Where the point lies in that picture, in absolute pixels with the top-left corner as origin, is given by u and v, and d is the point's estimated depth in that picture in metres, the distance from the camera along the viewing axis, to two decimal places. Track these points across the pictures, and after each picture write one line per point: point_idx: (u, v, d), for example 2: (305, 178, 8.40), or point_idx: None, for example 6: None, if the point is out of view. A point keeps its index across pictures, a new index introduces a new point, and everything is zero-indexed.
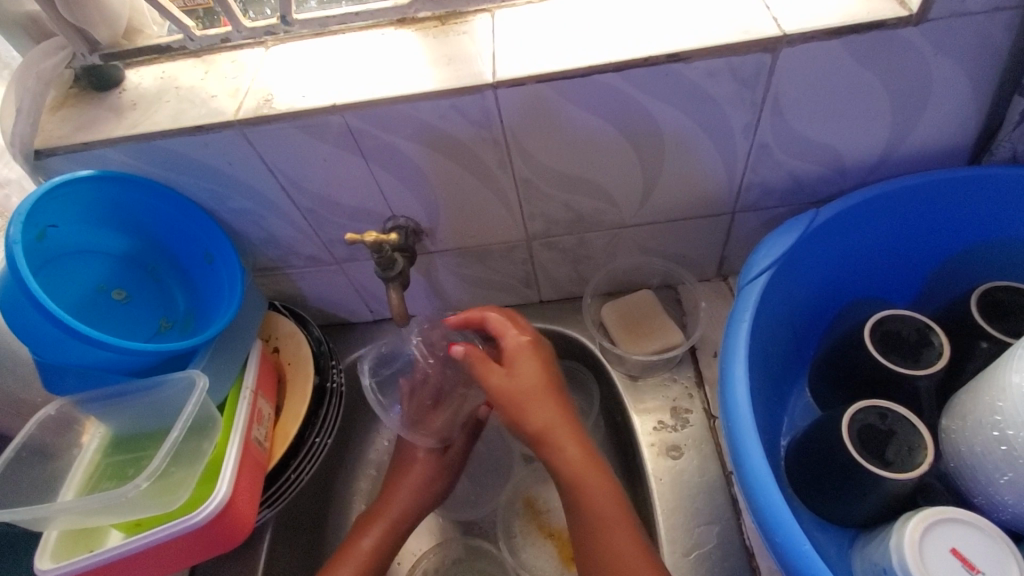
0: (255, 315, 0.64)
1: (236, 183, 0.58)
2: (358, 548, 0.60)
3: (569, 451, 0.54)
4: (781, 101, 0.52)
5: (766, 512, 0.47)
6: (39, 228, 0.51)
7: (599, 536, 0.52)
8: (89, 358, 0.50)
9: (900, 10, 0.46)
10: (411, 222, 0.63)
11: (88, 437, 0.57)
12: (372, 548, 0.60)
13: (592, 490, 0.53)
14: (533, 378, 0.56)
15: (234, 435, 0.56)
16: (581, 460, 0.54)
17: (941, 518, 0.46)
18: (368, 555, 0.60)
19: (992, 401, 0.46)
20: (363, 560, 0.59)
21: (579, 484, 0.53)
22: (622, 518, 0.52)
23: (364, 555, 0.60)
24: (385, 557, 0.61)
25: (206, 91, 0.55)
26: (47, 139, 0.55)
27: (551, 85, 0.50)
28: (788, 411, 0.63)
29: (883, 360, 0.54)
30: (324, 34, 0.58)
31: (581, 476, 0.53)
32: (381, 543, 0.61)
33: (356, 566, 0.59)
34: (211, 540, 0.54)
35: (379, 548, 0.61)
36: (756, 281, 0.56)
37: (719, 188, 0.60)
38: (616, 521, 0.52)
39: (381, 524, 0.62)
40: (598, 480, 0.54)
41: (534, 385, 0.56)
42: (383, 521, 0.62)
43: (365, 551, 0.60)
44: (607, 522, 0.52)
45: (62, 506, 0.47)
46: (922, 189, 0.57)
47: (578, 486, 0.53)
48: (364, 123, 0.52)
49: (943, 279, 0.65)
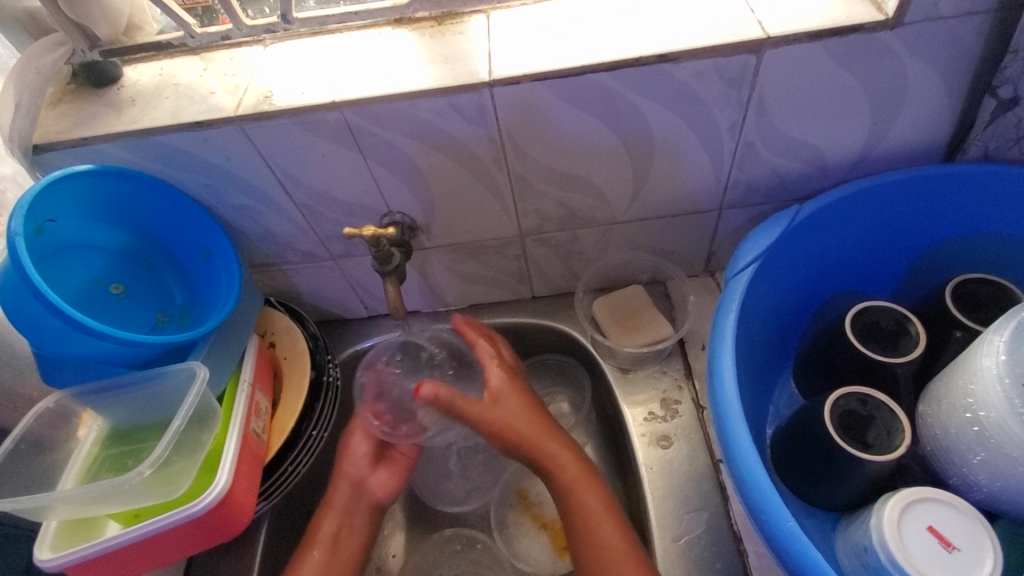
0: (251, 310, 0.65)
1: (235, 179, 0.59)
2: (320, 536, 0.61)
3: (567, 469, 0.59)
4: (765, 101, 0.54)
5: (754, 494, 0.49)
6: (39, 222, 0.52)
7: (593, 535, 0.55)
8: (89, 350, 0.51)
9: (877, 15, 0.49)
10: (406, 218, 0.64)
11: (85, 430, 0.57)
12: (331, 531, 0.61)
13: (587, 501, 0.57)
14: (520, 409, 0.60)
15: (232, 427, 0.56)
16: (575, 474, 0.58)
17: (918, 498, 0.48)
18: (331, 537, 0.61)
19: (965, 385, 0.48)
20: (327, 543, 0.60)
21: (574, 491, 0.58)
22: (608, 513, 0.56)
23: (328, 538, 0.61)
24: (350, 537, 0.62)
25: (204, 87, 0.56)
26: (47, 135, 0.55)
27: (545, 85, 0.51)
28: (773, 401, 0.66)
29: (862, 348, 0.56)
30: (322, 33, 0.59)
31: (576, 488, 0.58)
32: (339, 526, 0.62)
33: (322, 547, 0.60)
34: (210, 530, 0.54)
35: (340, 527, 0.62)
36: (742, 274, 0.58)
37: (705, 186, 0.62)
38: (606, 519, 0.56)
39: (334, 509, 0.63)
40: (587, 487, 0.58)
41: (527, 419, 0.60)
42: (333, 505, 0.63)
43: (327, 534, 0.61)
44: (599, 522, 0.56)
45: (64, 495, 0.48)
46: (899, 186, 0.59)
47: (573, 490, 0.58)
48: (363, 120, 0.53)
49: (920, 272, 0.68)
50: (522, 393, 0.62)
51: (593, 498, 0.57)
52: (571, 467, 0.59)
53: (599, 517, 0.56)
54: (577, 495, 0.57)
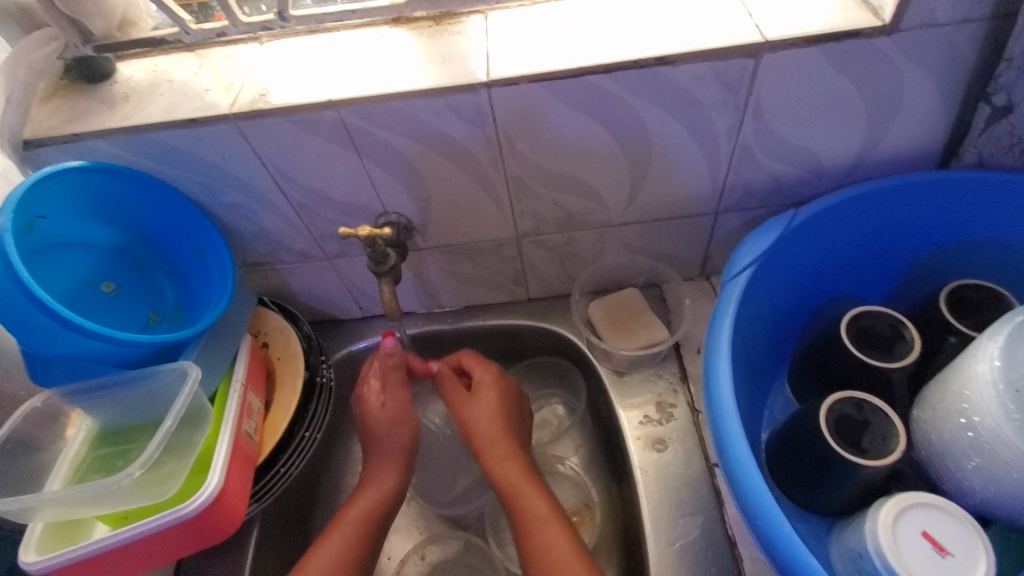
0: (245, 309, 0.64)
1: (229, 177, 0.58)
2: (345, 525, 0.60)
3: (510, 472, 0.62)
4: (763, 105, 0.54)
5: (750, 499, 0.48)
6: (29, 219, 0.51)
7: (529, 535, 0.58)
8: (79, 350, 0.50)
9: (874, 21, 0.49)
10: (403, 218, 0.63)
11: (74, 430, 0.56)
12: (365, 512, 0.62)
13: (528, 500, 0.60)
14: (486, 411, 0.65)
15: (224, 427, 0.56)
16: (518, 476, 0.62)
17: (912, 504, 0.48)
18: (358, 528, 0.60)
19: (960, 391, 0.49)
20: (354, 534, 0.60)
21: (515, 495, 0.61)
22: (552, 523, 0.58)
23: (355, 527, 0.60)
24: (375, 529, 0.62)
25: (199, 84, 0.55)
26: (37, 130, 0.54)
27: (542, 85, 0.51)
28: (769, 405, 0.66)
29: (857, 353, 0.56)
30: (318, 31, 0.59)
31: (516, 490, 0.61)
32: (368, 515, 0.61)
33: (346, 540, 0.59)
34: (202, 532, 0.53)
35: (370, 517, 0.61)
36: (739, 277, 0.58)
37: (702, 189, 0.62)
38: (542, 521, 0.58)
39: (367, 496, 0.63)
40: (529, 490, 0.61)
41: (492, 419, 0.65)
42: (372, 493, 0.63)
43: (357, 520, 0.61)
44: (539, 523, 0.58)
45: (52, 496, 0.47)
46: (894, 192, 0.60)
47: (515, 493, 0.61)
48: (359, 119, 0.53)
49: (915, 277, 0.68)
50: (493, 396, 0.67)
51: (537, 502, 0.60)
52: (515, 472, 0.62)
53: (539, 519, 0.58)
54: (516, 497, 0.60)
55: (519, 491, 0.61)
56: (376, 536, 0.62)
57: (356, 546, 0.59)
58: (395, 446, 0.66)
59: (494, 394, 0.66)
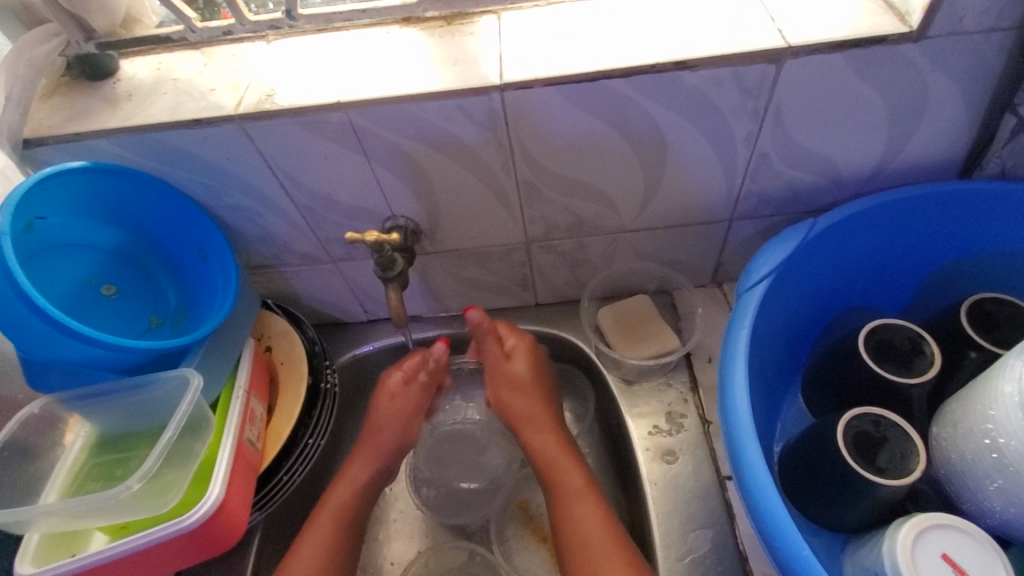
0: (249, 313, 0.63)
1: (233, 179, 0.57)
2: (328, 513, 0.61)
3: (547, 444, 0.64)
4: (783, 112, 0.52)
5: (766, 517, 0.47)
6: (28, 220, 0.50)
7: (563, 507, 0.59)
8: (79, 356, 0.49)
9: (901, 27, 0.47)
10: (411, 222, 0.62)
11: (72, 436, 0.55)
12: (347, 497, 0.62)
13: (565, 471, 0.62)
14: (521, 379, 0.67)
15: (227, 435, 0.54)
16: (555, 451, 0.63)
17: (934, 524, 0.47)
18: (339, 518, 0.61)
19: (984, 410, 0.47)
20: (335, 523, 0.60)
21: (552, 468, 0.62)
22: (585, 496, 0.59)
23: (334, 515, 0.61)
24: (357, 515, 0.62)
25: (204, 83, 0.54)
26: (38, 129, 0.53)
27: (556, 89, 0.50)
28: (781, 417, 0.64)
29: (876, 367, 0.55)
30: (327, 30, 0.58)
31: (554, 461, 0.63)
32: (349, 504, 0.62)
33: (327, 529, 0.60)
34: (202, 543, 0.52)
35: (352, 502, 0.62)
36: (755, 288, 0.57)
37: (717, 196, 0.61)
38: (575, 489, 0.60)
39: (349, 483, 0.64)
40: (565, 462, 0.62)
41: (519, 395, 0.67)
42: (352, 475, 0.64)
43: (338, 503, 0.62)
44: (572, 496, 0.60)
45: (48, 507, 0.46)
46: (915, 202, 0.58)
47: (550, 464, 0.63)
48: (368, 121, 0.52)
49: (933, 289, 0.67)
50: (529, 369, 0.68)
51: (570, 472, 0.61)
52: (549, 441, 0.64)
53: (574, 488, 0.60)
54: (552, 466, 0.62)
55: (554, 458, 0.63)
56: (356, 521, 0.62)
57: (333, 537, 0.59)
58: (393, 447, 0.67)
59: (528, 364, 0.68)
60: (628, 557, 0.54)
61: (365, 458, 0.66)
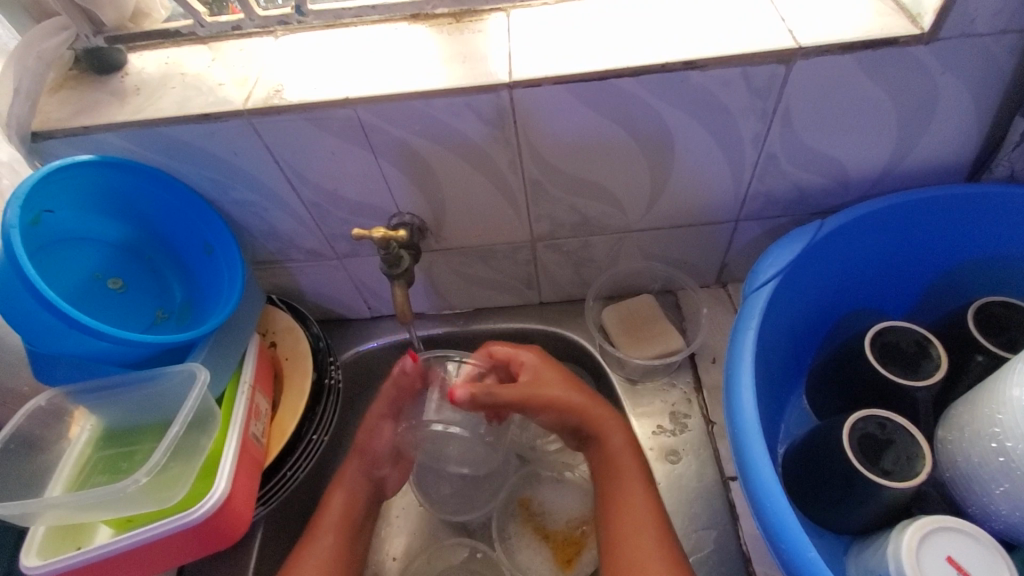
0: (254, 308, 0.63)
1: (240, 174, 0.57)
2: (330, 518, 0.63)
3: (612, 439, 0.61)
4: (792, 113, 0.52)
5: (772, 518, 0.47)
6: (35, 213, 0.49)
7: (618, 498, 0.58)
8: (87, 349, 0.49)
9: (912, 28, 0.47)
10: (417, 219, 0.62)
11: (78, 429, 0.55)
12: (343, 505, 0.64)
13: (626, 471, 0.59)
14: (559, 382, 0.64)
15: (232, 430, 0.55)
16: (619, 445, 0.60)
17: (938, 526, 0.47)
18: (342, 519, 0.63)
19: (991, 413, 0.47)
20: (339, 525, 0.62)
21: (615, 467, 0.59)
22: (641, 494, 0.57)
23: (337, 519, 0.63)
24: (359, 516, 0.64)
25: (212, 78, 0.54)
26: (45, 122, 0.53)
27: (566, 88, 0.50)
28: (785, 419, 0.64)
29: (882, 370, 0.55)
30: (335, 26, 0.58)
31: (618, 459, 0.60)
32: (350, 505, 0.64)
33: (335, 531, 0.62)
34: (206, 538, 0.53)
35: (351, 504, 0.64)
36: (762, 289, 0.57)
37: (724, 197, 0.61)
38: (633, 483, 0.58)
39: (344, 488, 0.65)
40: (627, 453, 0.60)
41: (574, 391, 0.63)
42: (345, 484, 0.65)
43: (337, 513, 0.63)
44: (632, 494, 0.57)
45: (55, 500, 0.46)
46: (924, 205, 0.58)
47: (613, 461, 0.60)
48: (376, 117, 0.51)
49: (938, 293, 0.67)
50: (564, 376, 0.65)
51: (634, 471, 0.59)
52: (617, 437, 0.61)
53: (632, 488, 0.58)
54: (614, 464, 0.60)
55: (611, 456, 0.60)
56: (359, 524, 0.64)
57: (339, 543, 0.61)
58: (368, 455, 0.66)
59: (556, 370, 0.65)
60: (633, 555, 0.54)
61: (355, 466, 0.66)
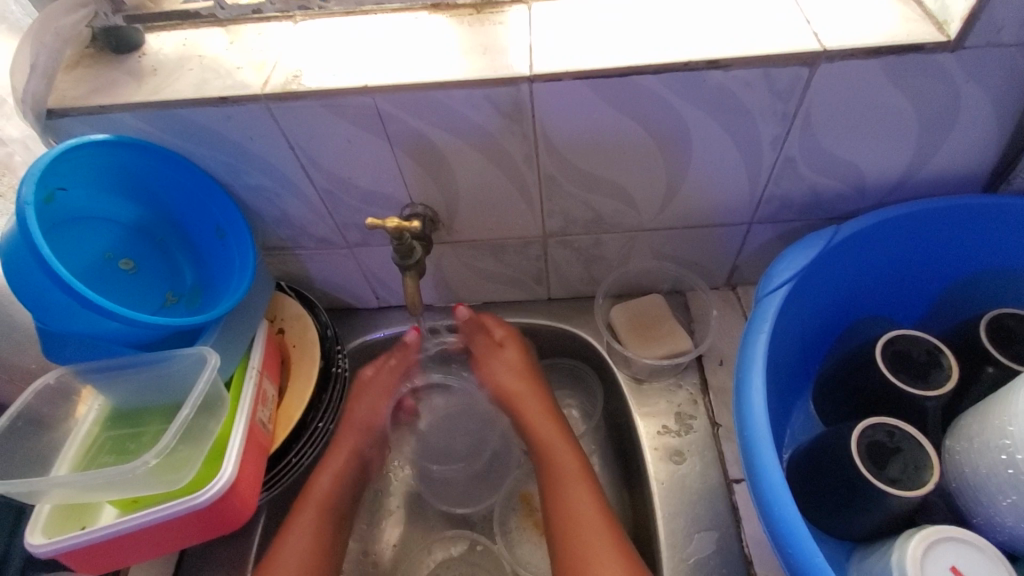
0: (264, 294, 0.63)
1: (256, 159, 0.56)
2: (312, 498, 0.61)
3: (541, 426, 0.65)
4: (812, 116, 0.52)
5: (778, 522, 0.47)
6: (49, 190, 0.49)
7: (562, 494, 0.60)
8: (97, 329, 0.49)
9: (938, 36, 0.47)
10: (429, 210, 0.61)
11: (85, 409, 0.55)
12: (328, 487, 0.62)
13: (558, 454, 0.63)
14: (511, 366, 0.69)
15: (240, 415, 0.55)
16: (548, 430, 0.65)
17: (944, 537, 0.47)
18: (324, 503, 0.61)
19: (1003, 425, 0.47)
20: (321, 509, 0.61)
21: (547, 451, 0.63)
22: (580, 481, 0.60)
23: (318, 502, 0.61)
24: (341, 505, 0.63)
25: (230, 62, 0.53)
26: (61, 99, 0.53)
27: (586, 83, 0.49)
28: (791, 424, 0.64)
29: (893, 378, 0.55)
30: (355, 13, 0.57)
31: (549, 444, 0.64)
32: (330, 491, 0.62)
33: (317, 512, 0.60)
34: (211, 521, 0.53)
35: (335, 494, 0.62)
36: (775, 293, 0.56)
37: (739, 199, 0.61)
38: (572, 476, 0.60)
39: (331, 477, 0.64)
40: (563, 446, 0.63)
41: (515, 378, 0.69)
42: (330, 468, 0.63)
43: (321, 495, 0.62)
44: (568, 478, 0.61)
45: (62, 479, 0.46)
46: (940, 214, 0.58)
47: (546, 444, 0.64)
48: (394, 106, 0.51)
49: (950, 303, 0.66)
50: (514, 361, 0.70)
51: (565, 453, 0.63)
52: (547, 426, 0.65)
53: (568, 473, 0.61)
54: (548, 450, 0.63)
55: (544, 440, 0.64)
56: (340, 511, 0.63)
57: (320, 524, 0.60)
58: (364, 424, 0.67)
59: (515, 356, 0.70)
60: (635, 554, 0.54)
61: (343, 450, 0.65)
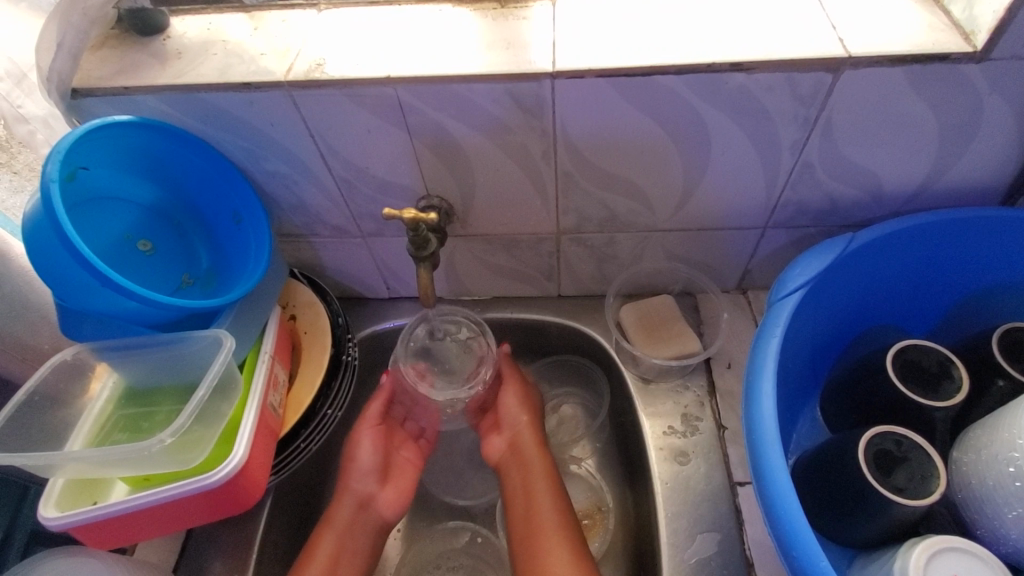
0: (279, 279, 0.63)
1: (276, 145, 0.57)
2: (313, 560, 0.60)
3: (532, 466, 0.65)
4: (833, 123, 0.52)
5: (783, 525, 0.47)
6: (72, 169, 0.50)
7: (536, 541, 0.59)
8: (116, 308, 0.50)
9: (964, 46, 0.46)
10: (445, 203, 0.62)
11: (99, 385, 0.56)
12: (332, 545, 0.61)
13: (539, 499, 0.62)
14: (515, 404, 0.69)
15: (252, 398, 0.55)
16: (536, 470, 0.64)
17: (948, 547, 0.47)
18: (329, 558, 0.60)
19: (1011, 438, 0.47)
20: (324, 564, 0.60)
21: (532, 494, 0.63)
22: (557, 529, 0.59)
23: (328, 559, 0.60)
24: (347, 558, 0.61)
25: (253, 48, 0.54)
26: (86, 79, 0.53)
27: (608, 81, 0.49)
28: (797, 429, 0.64)
29: (903, 388, 0.55)
30: (378, 3, 0.58)
31: (533, 488, 0.63)
32: (338, 545, 0.61)
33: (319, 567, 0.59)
34: (222, 502, 0.53)
35: (339, 548, 0.61)
36: (789, 298, 0.56)
37: (755, 203, 0.61)
38: (547, 525, 0.60)
39: (336, 530, 0.63)
40: (542, 488, 0.63)
41: (518, 414, 0.68)
42: (333, 519, 0.63)
43: (322, 549, 0.61)
44: (543, 524, 0.60)
45: (77, 455, 0.47)
46: (957, 226, 0.58)
47: (529, 487, 0.63)
48: (416, 98, 0.51)
49: (962, 315, 0.66)
50: (519, 399, 0.69)
51: (545, 499, 0.62)
52: (539, 466, 0.65)
53: (545, 522, 0.60)
54: (532, 492, 0.63)
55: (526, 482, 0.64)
56: (352, 561, 0.61)
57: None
58: (362, 468, 0.67)
59: (519, 396, 0.69)
60: None
61: (344, 504, 0.64)
